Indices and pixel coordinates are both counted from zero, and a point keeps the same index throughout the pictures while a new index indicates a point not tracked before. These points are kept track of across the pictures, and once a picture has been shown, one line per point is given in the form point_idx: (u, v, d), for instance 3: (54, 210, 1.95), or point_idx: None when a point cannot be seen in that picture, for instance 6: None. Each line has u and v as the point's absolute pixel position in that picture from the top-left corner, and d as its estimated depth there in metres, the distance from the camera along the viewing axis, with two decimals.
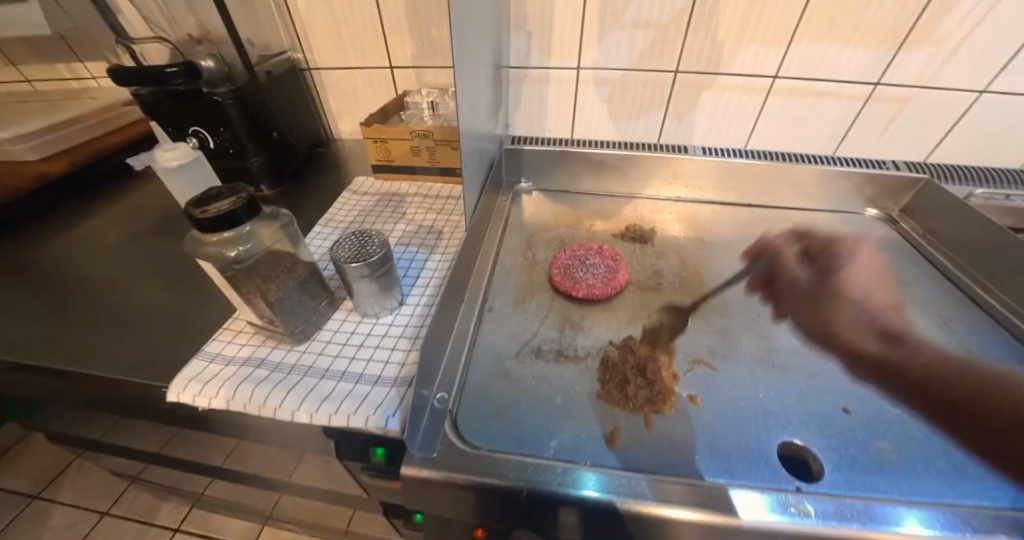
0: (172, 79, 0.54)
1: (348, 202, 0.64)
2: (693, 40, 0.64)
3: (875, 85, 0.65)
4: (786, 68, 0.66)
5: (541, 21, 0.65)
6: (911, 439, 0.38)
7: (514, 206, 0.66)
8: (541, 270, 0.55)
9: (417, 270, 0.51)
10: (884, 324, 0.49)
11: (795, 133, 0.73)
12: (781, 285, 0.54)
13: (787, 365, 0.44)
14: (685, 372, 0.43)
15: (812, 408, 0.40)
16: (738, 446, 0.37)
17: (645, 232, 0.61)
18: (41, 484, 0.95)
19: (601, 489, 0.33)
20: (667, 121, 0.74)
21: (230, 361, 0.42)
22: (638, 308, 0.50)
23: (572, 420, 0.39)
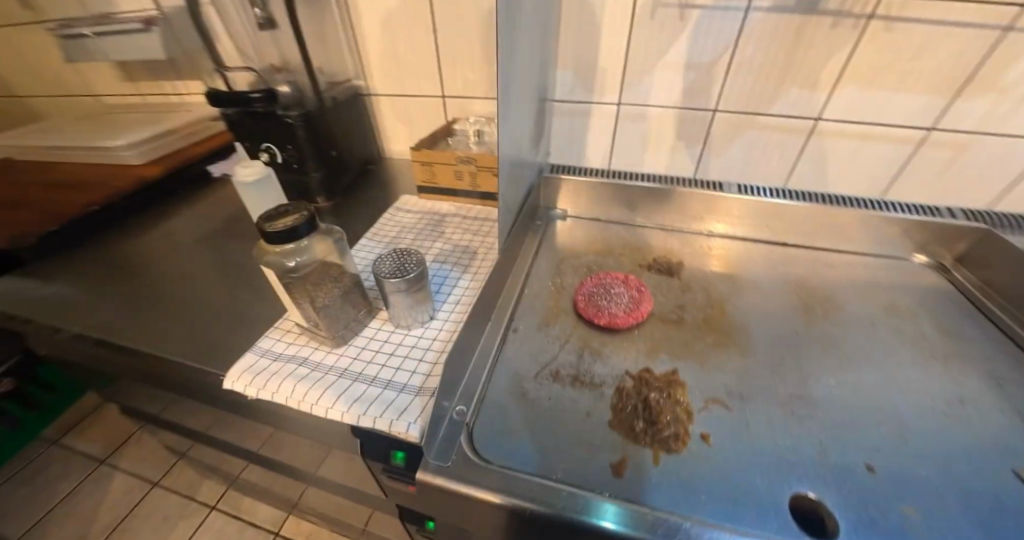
0: (254, 102, 0.63)
1: (393, 219, 0.69)
2: (735, 80, 0.65)
3: (932, 130, 0.63)
4: (831, 110, 0.65)
5: (585, 59, 0.68)
6: (943, 507, 0.36)
7: (547, 230, 0.69)
8: (567, 295, 0.57)
9: (449, 287, 0.54)
10: (925, 382, 0.46)
11: (840, 174, 0.71)
12: (813, 330, 0.53)
13: (809, 414, 0.43)
14: (700, 409, 0.43)
15: (833, 463, 0.39)
16: (747, 491, 0.37)
17: (673, 265, 0.62)
18: (108, 450, 1.07)
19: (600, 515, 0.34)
20: (704, 157, 0.74)
21: (277, 357, 0.47)
22: (658, 341, 0.50)
23: (581, 446, 0.40)
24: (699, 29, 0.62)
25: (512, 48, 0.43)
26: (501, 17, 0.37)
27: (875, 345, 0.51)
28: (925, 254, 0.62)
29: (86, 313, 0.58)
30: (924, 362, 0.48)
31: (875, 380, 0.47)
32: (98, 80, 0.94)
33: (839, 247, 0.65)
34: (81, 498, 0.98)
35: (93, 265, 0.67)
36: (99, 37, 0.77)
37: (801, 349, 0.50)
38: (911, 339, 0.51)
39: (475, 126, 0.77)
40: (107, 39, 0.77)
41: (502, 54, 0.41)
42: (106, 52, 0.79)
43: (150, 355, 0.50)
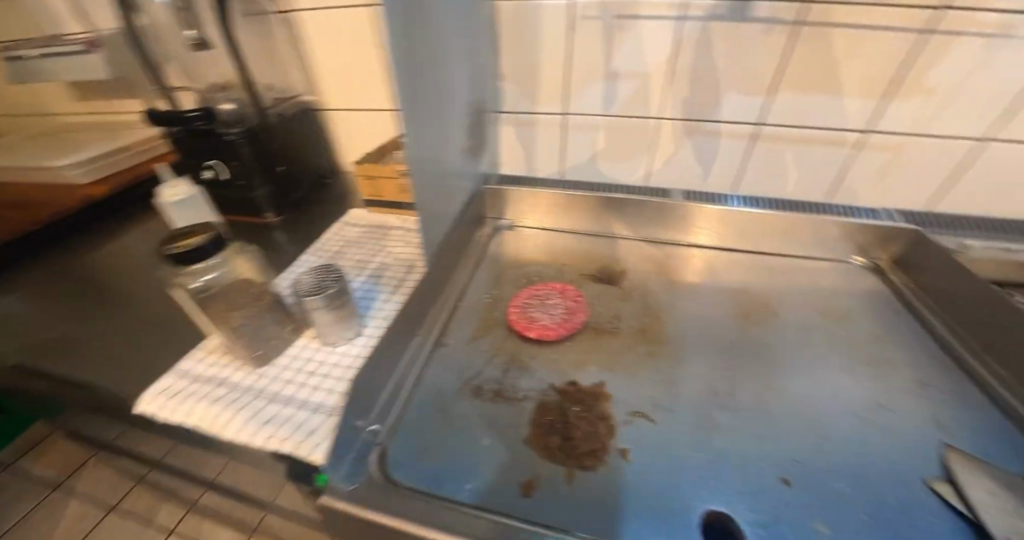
0: (193, 121, 0.61)
1: (337, 233, 0.68)
2: (673, 88, 0.66)
3: (868, 133, 0.64)
4: (772, 115, 0.65)
5: (527, 71, 0.69)
6: (854, 520, 0.35)
7: (492, 242, 0.69)
8: (502, 307, 0.57)
9: (381, 303, 0.54)
10: (852, 390, 0.46)
11: (786, 179, 0.72)
12: (744, 337, 0.52)
13: (732, 425, 0.43)
14: (623, 424, 0.42)
15: (749, 476, 0.39)
16: (658, 507, 0.36)
17: (615, 273, 0.61)
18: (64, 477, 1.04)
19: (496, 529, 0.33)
20: (652, 164, 0.74)
21: (198, 378, 0.45)
22: (589, 352, 0.49)
23: (492, 464, 0.40)
24: (634, 39, 0.62)
25: (426, 58, 0.42)
26: (403, 31, 0.37)
27: (807, 353, 0.50)
28: (862, 255, 0.62)
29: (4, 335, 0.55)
30: (854, 369, 0.48)
31: (803, 389, 0.46)
32: (52, 99, 0.94)
33: (783, 252, 0.65)
34: (33, 528, 0.95)
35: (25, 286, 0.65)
36: (43, 58, 0.76)
37: (733, 357, 0.50)
38: (843, 346, 0.51)
39: None
40: (51, 59, 0.76)
41: (415, 66, 0.40)
42: (52, 72, 0.78)
43: (61, 377, 0.47)
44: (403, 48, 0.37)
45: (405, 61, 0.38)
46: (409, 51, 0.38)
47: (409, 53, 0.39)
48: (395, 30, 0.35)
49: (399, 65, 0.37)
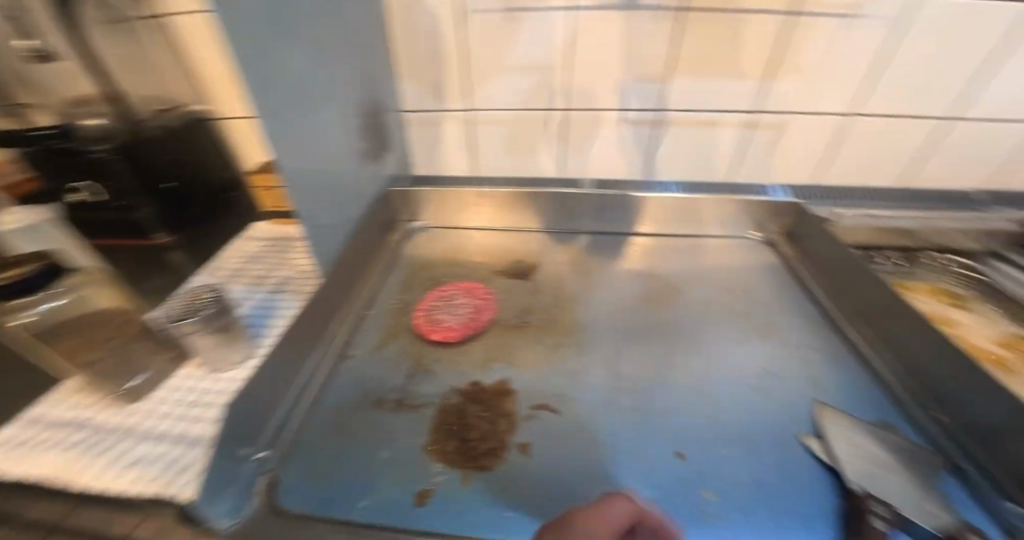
0: (44, 139, 0.53)
1: (236, 249, 0.63)
2: (573, 79, 0.66)
3: (760, 112, 0.67)
4: (672, 100, 0.67)
5: (427, 68, 0.67)
6: (737, 485, 0.37)
7: (404, 246, 0.67)
8: (410, 313, 0.55)
9: (276, 318, 0.51)
10: (743, 360, 0.48)
11: (691, 161, 0.74)
12: (648, 318, 0.54)
13: (632, 406, 0.43)
14: (524, 418, 0.42)
15: (646, 454, 0.39)
16: (555, 497, 0.36)
17: (526, 268, 0.61)
18: None
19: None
20: (564, 155, 0.75)
21: (52, 424, 0.40)
22: (494, 350, 0.49)
23: (390, 477, 0.38)
24: (530, 31, 0.62)
25: (284, 60, 0.40)
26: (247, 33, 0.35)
27: (705, 327, 0.52)
28: (758, 230, 0.66)
29: None
30: (746, 339, 0.51)
31: (700, 363, 0.48)
32: None
33: (688, 232, 0.67)
34: None
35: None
36: None
37: (637, 339, 0.51)
38: (737, 318, 0.54)
39: None
40: None
41: (267, 68, 0.38)
42: None
43: None
44: (250, 50, 0.35)
45: (253, 63, 0.36)
46: (259, 55, 0.37)
47: (262, 60, 0.37)
48: (237, 36, 0.34)
49: (248, 71, 0.36)
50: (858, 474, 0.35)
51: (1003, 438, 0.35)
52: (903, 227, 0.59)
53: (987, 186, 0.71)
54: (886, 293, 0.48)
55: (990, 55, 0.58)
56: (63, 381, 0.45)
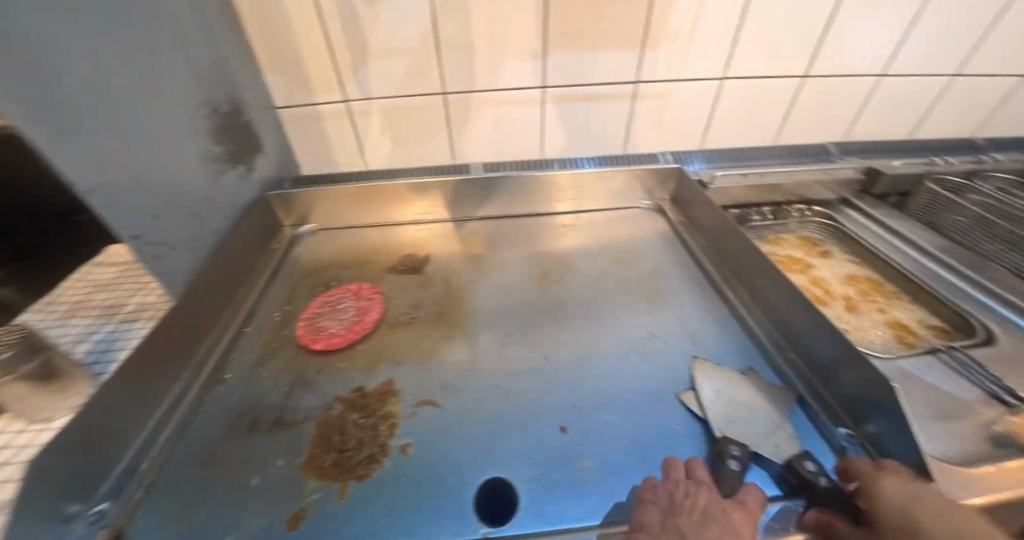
0: None
1: (81, 278, 0.55)
2: (450, 63, 0.64)
3: (637, 83, 0.69)
4: (552, 77, 0.67)
5: (291, 59, 0.62)
6: (615, 449, 0.37)
7: (290, 254, 0.62)
8: (293, 323, 0.51)
9: (118, 350, 0.45)
10: (629, 326, 0.49)
11: (582, 137, 0.75)
12: (543, 298, 0.54)
13: (520, 387, 0.43)
14: (408, 417, 0.40)
15: (531, 433, 0.39)
16: (435, 495, 0.35)
17: (420, 261, 0.59)
18: None
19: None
20: (456, 141, 0.73)
21: None
22: (381, 350, 0.47)
23: (259, 504, 0.35)
24: (396, 12, 0.59)
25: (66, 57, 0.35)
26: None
27: (594, 299, 0.53)
28: (648, 199, 0.68)
29: None
30: (632, 305, 0.52)
31: (588, 335, 0.49)
32: None
33: (584, 208, 0.68)
34: None
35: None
36: None
37: (528, 320, 0.51)
38: (626, 287, 0.55)
39: None
40: None
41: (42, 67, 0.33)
42: None
43: None
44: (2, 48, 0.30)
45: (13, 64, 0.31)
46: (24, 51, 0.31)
47: (32, 58, 0.32)
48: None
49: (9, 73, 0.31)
50: (718, 420, 0.38)
51: (840, 364, 0.38)
52: (775, 183, 0.63)
53: (845, 138, 0.78)
54: (748, 246, 0.51)
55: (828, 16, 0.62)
56: None
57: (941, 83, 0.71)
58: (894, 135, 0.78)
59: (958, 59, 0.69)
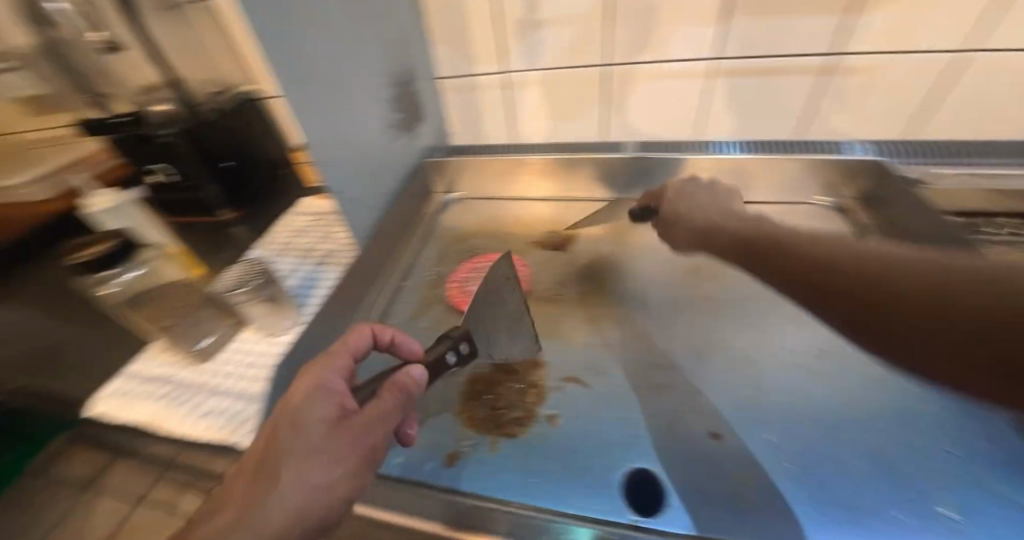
0: (121, 127, 0.62)
1: (286, 223, 0.67)
2: (618, 33, 0.62)
3: (837, 55, 0.58)
4: (730, 48, 0.61)
5: (460, 31, 0.65)
6: (780, 470, 0.34)
7: (438, 217, 0.67)
8: (444, 284, 0.56)
9: (317, 290, 0.54)
10: (796, 338, 0.44)
11: (750, 116, 0.67)
12: (691, 293, 0.50)
13: (667, 384, 0.42)
14: (551, 390, 0.42)
15: (680, 432, 0.38)
16: (582, 470, 0.36)
17: (563, 238, 0.60)
18: None
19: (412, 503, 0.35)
20: (609, 115, 0.72)
21: (146, 377, 0.47)
22: (527, 322, 0.49)
23: (422, 438, 0.40)
24: None
25: (297, 25, 0.41)
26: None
27: (751, 301, 0.49)
28: (829, 195, 0.58)
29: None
30: (800, 315, 0.46)
31: (746, 340, 0.45)
32: None
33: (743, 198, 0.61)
34: None
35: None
36: None
37: (674, 314, 0.49)
38: None
39: None
40: None
41: (282, 35, 0.39)
42: None
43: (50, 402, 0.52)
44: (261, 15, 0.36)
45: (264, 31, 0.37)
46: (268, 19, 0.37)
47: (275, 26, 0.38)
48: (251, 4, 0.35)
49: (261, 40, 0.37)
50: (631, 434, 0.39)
51: None
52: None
53: None
54: None
55: None
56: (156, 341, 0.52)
57: None
58: None
59: None
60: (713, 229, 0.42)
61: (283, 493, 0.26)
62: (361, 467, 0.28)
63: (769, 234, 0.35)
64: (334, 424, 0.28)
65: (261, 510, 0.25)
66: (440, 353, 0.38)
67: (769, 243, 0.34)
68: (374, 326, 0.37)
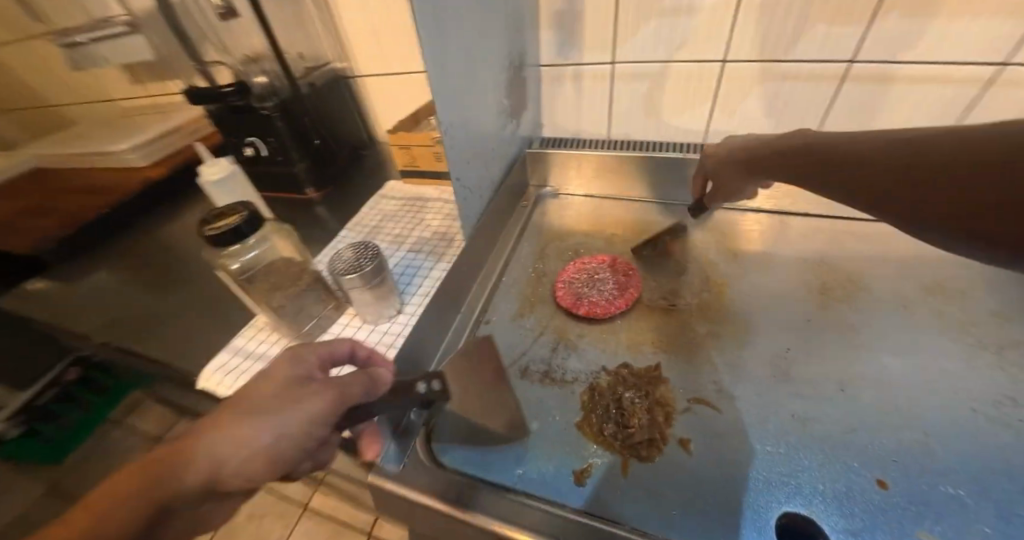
0: (228, 97, 0.60)
1: (376, 206, 0.66)
2: (747, 25, 0.57)
3: (1010, 64, 0.50)
4: (867, 51, 0.54)
5: (572, 17, 0.63)
6: (968, 535, 0.30)
7: (537, 211, 0.66)
8: (548, 283, 0.54)
9: (418, 280, 0.51)
10: (962, 377, 0.39)
11: (878, 126, 0.61)
12: (825, 315, 0.46)
13: (814, 416, 0.37)
14: (681, 411, 0.39)
15: (838, 475, 0.34)
16: (731, 505, 0.32)
17: (669, 243, 0.57)
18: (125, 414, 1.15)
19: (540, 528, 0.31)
20: (716, 114, 0.67)
21: (250, 355, 0.46)
22: (644, 333, 0.46)
23: (543, 450, 0.37)
24: None
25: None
26: None
27: (899, 328, 0.43)
28: None
29: (97, 313, 0.58)
30: (965, 351, 0.41)
31: (902, 374, 0.40)
32: (73, 89, 0.90)
33: None
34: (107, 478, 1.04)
35: (106, 255, 0.67)
36: (72, 49, 0.75)
37: (808, 335, 0.44)
38: (947, 322, 0.43)
39: None
40: (80, 48, 0.74)
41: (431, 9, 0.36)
42: (86, 63, 0.77)
43: (153, 362, 0.50)
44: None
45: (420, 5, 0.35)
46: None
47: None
48: None
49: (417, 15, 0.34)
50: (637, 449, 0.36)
51: None
52: None
53: None
54: None
55: None
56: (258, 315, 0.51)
57: None
58: None
59: None
60: (741, 157, 0.47)
61: (218, 439, 0.25)
62: (310, 423, 0.27)
63: (801, 144, 0.41)
64: (294, 384, 0.28)
65: (191, 451, 0.25)
66: (413, 381, 0.35)
67: (800, 154, 0.40)
68: (356, 342, 0.36)
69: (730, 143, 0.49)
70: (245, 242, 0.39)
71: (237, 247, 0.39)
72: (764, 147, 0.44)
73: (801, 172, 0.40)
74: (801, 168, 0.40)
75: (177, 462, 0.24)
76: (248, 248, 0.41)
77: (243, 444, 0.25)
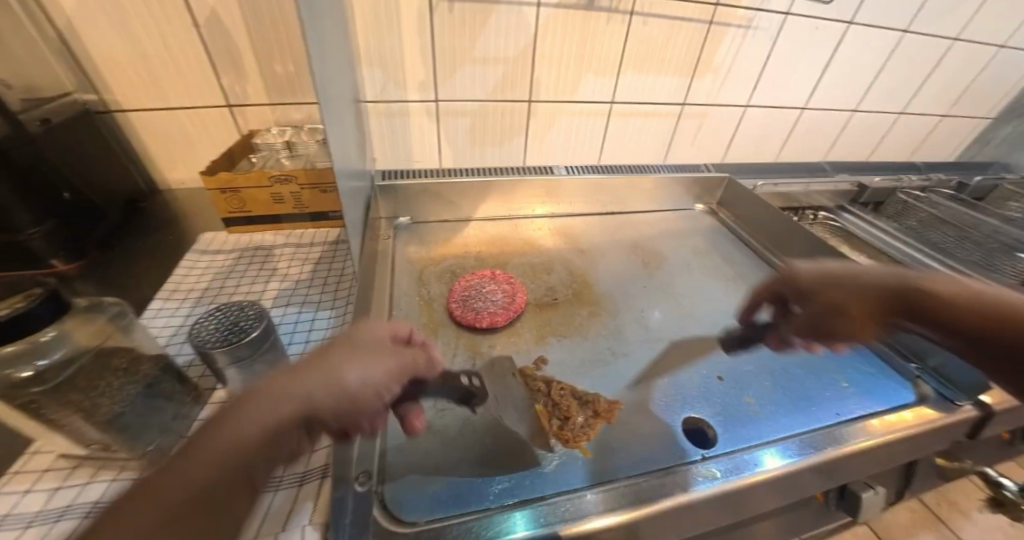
0: None
1: (197, 267, 0.53)
2: (540, 72, 0.72)
3: (682, 105, 0.82)
4: (618, 95, 0.78)
5: (394, 59, 0.66)
6: (765, 389, 0.48)
7: (397, 242, 0.65)
8: (442, 307, 0.54)
9: (304, 335, 0.45)
10: (725, 301, 0.61)
11: (632, 146, 0.87)
12: (650, 280, 0.63)
13: (673, 350, 0.52)
14: (596, 379, 0.47)
15: (698, 382, 0.48)
16: (653, 432, 0.42)
17: (531, 251, 0.66)
18: None
19: (537, 525, 0.33)
20: (529, 143, 0.81)
21: (36, 518, 0.29)
22: (543, 327, 0.53)
23: (505, 457, 0.39)
24: (501, 22, 0.66)
25: (314, 29, 0.37)
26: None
27: (689, 279, 0.64)
28: (701, 203, 0.82)
29: None
30: (722, 286, 0.64)
31: (702, 308, 0.59)
32: None
33: (640, 207, 0.80)
34: None
35: None
36: None
37: (648, 298, 0.60)
38: (707, 270, 0.67)
39: (282, 137, 0.63)
40: None
41: (307, 38, 0.35)
42: None
43: None
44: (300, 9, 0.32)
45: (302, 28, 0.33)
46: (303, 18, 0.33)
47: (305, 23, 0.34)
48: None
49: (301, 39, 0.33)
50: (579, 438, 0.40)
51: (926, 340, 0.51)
52: (793, 193, 0.83)
53: (827, 157, 0.99)
54: (804, 236, 0.66)
55: (824, 62, 0.82)
56: (30, 451, 0.33)
57: (891, 118, 0.95)
58: (858, 156, 1.00)
59: (904, 102, 0.92)
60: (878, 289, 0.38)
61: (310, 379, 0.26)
62: (386, 381, 0.29)
63: (973, 292, 0.36)
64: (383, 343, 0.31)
65: (269, 395, 0.25)
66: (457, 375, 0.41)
67: (960, 304, 0.35)
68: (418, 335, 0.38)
69: (873, 267, 0.41)
70: (29, 340, 0.27)
71: (10, 350, 0.26)
72: (914, 282, 0.38)
73: (958, 329, 0.35)
74: (967, 315, 0.35)
75: (265, 402, 0.25)
76: (34, 351, 0.27)
77: (314, 395, 0.26)
